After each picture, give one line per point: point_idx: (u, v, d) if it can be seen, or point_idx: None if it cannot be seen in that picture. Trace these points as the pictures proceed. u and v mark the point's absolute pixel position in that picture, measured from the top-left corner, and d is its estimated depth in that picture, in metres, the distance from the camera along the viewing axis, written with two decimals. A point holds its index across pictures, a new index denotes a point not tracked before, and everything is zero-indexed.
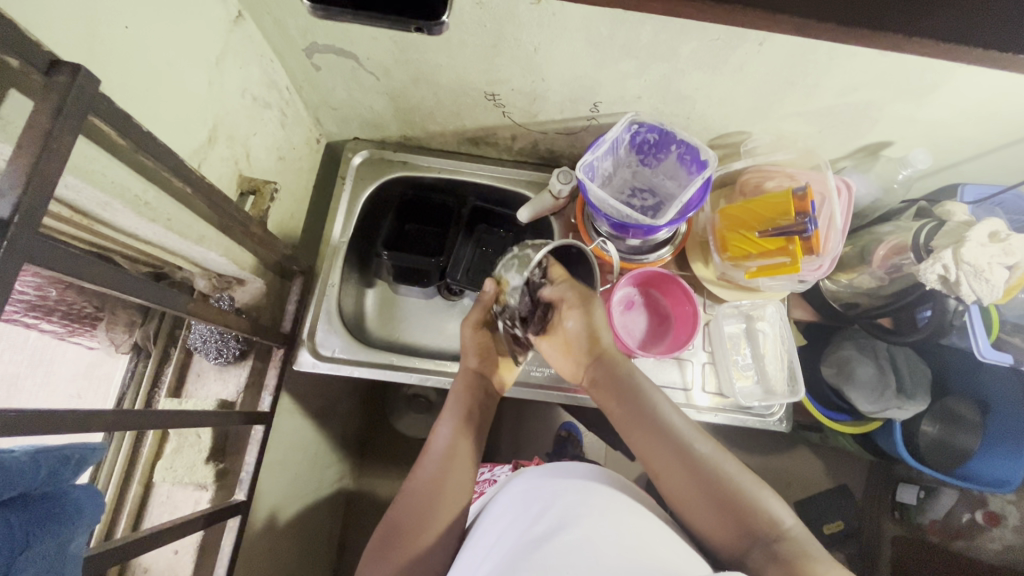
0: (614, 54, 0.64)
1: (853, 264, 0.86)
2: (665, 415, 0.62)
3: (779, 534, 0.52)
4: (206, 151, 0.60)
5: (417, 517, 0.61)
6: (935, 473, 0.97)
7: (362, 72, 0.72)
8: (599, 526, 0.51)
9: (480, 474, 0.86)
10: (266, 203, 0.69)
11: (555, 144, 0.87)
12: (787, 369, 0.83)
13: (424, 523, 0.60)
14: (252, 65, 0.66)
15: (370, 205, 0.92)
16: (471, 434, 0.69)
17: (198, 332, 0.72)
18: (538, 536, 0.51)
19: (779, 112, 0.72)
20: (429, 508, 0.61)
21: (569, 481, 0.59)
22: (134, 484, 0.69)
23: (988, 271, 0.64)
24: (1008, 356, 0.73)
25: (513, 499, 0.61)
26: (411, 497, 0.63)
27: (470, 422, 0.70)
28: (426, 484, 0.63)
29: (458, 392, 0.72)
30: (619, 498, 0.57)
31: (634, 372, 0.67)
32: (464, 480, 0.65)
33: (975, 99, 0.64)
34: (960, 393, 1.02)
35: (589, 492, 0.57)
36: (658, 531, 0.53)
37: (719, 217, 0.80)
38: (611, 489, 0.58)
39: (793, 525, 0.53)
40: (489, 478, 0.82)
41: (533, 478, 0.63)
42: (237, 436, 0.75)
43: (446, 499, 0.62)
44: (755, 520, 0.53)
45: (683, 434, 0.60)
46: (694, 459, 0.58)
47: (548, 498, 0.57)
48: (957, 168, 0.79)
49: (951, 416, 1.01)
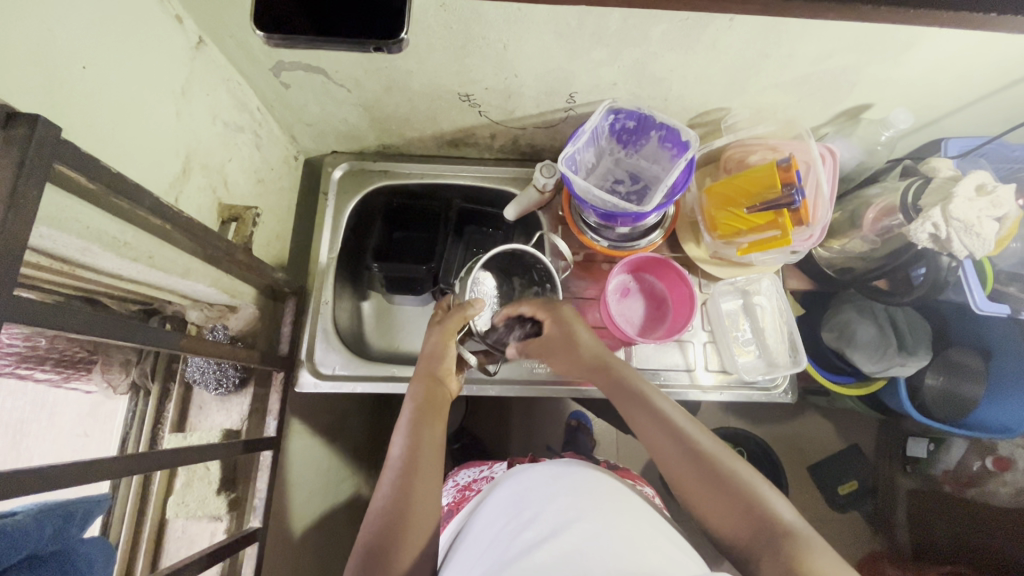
0: (585, 43, 0.63)
1: (844, 230, 0.85)
2: (675, 417, 0.62)
3: (785, 529, 0.51)
4: (182, 184, 0.58)
5: (388, 537, 0.57)
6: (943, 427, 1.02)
7: (332, 86, 0.72)
8: (588, 531, 0.51)
9: (478, 474, 0.87)
10: (249, 229, 0.67)
11: (535, 139, 0.86)
12: (787, 340, 0.83)
13: (396, 543, 0.57)
14: (219, 89, 0.65)
15: (356, 218, 0.91)
16: (427, 434, 0.66)
17: (196, 365, 0.71)
18: (527, 543, 0.51)
19: (755, 86, 0.71)
20: (399, 522, 0.58)
21: (559, 483, 0.59)
22: (149, 523, 0.68)
23: (978, 225, 0.65)
24: (1004, 307, 0.74)
25: (502, 504, 0.61)
26: (378, 511, 0.60)
27: (426, 419, 0.68)
28: (389, 502, 0.60)
29: (415, 400, 0.70)
30: (607, 500, 0.57)
31: (642, 380, 0.67)
32: (431, 485, 0.62)
33: (952, 53, 0.63)
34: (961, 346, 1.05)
35: (578, 496, 0.57)
36: (648, 534, 0.53)
37: (706, 196, 0.79)
38: (598, 490, 0.59)
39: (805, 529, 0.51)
40: (487, 476, 0.83)
41: (517, 483, 0.63)
42: (247, 463, 0.74)
43: (416, 508, 0.60)
44: (763, 518, 0.52)
45: (690, 434, 0.60)
46: (705, 461, 0.57)
47: (538, 502, 0.57)
48: (940, 124, 0.79)
49: (954, 368, 1.05)
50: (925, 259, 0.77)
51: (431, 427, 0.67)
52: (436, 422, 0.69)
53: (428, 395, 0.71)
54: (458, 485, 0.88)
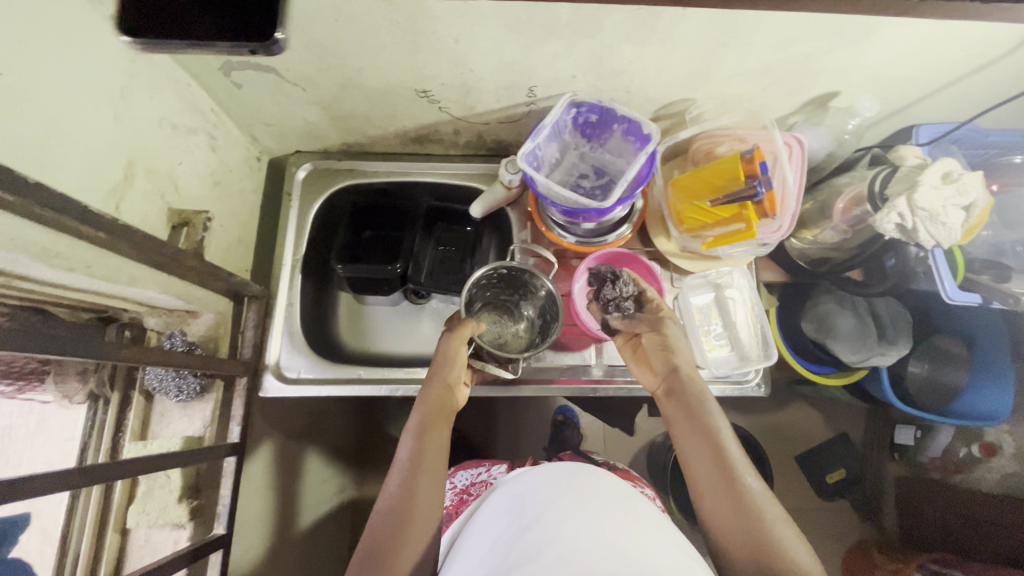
0: (538, 36, 0.61)
1: (815, 220, 0.84)
2: (727, 445, 0.61)
3: None
4: (123, 190, 0.57)
5: (389, 539, 0.57)
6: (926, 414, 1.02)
7: (286, 85, 0.70)
8: (591, 533, 0.50)
9: (477, 476, 0.86)
10: (200, 234, 0.67)
11: (501, 134, 0.85)
12: (758, 336, 0.83)
13: (397, 544, 0.57)
14: (165, 91, 0.63)
15: (322, 218, 0.90)
16: (434, 439, 0.66)
17: (153, 373, 0.70)
18: (529, 543, 0.51)
19: (718, 76, 0.69)
20: (401, 524, 0.58)
21: (563, 485, 0.59)
22: (109, 533, 0.67)
23: (943, 214, 0.64)
24: (974, 297, 0.74)
25: (510, 502, 0.61)
26: (384, 509, 0.60)
27: (434, 424, 0.67)
28: (395, 503, 0.60)
29: (425, 405, 0.69)
30: (615, 503, 0.57)
31: (704, 394, 0.67)
32: (433, 487, 0.62)
33: (915, 38, 0.62)
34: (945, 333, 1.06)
35: (583, 497, 0.56)
36: (655, 537, 0.53)
37: (673, 189, 0.78)
38: (606, 493, 0.58)
39: None
40: (485, 480, 0.83)
41: (528, 482, 0.63)
42: (210, 470, 0.74)
43: (419, 511, 0.60)
44: (782, 569, 0.52)
45: (737, 465, 0.60)
46: (743, 498, 0.57)
47: (540, 504, 0.57)
48: (910, 110, 0.77)
49: (938, 355, 1.06)
50: (895, 249, 0.77)
51: (439, 432, 0.67)
52: (444, 429, 0.68)
53: (439, 402, 0.70)
54: (455, 488, 0.87)
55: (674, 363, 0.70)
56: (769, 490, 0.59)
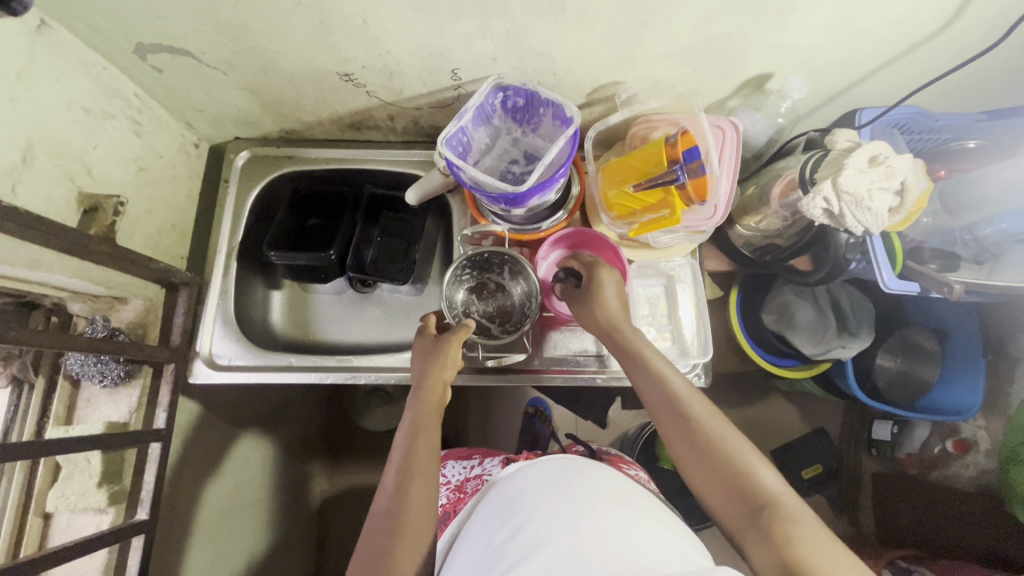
0: (446, 15, 0.60)
1: (755, 207, 0.81)
2: (672, 382, 0.60)
3: (766, 492, 0.52)
4: (22, 173, 0.57)
5: (385, 542, 0.56)
6: (889, 407, 1.00)
7: (206, 68, 0.70)
8: (587, 531, 0.51)
9: (470, 470, 0.85)
10: (110, 219, 0.65)
11: (436, 119, 0.83)
12: (701, 328, 0.81)
13: (393, 545, 0.55)
14: (73, 73, 0.62)
15: (261, 206, 0.89)
16: (426, 432, 0.64)
17: (75, 358, 0.71)
18: (523, 547, 0.51)
19: (643, 56, 0.67)
20: (396, 523, 0.57)
21: (552, 482, 0.60)
22: (30, 515, 0.68)
23: (868, 198, 0.61)
24: (914, 286, 0.73)
25: (498, 498, 0.62)
26: (379, 511, 0.59)
27: (427, 419, 0.65)
28: (389, 505, 0.59)
29: (413, 402, 0.67)
30: (607, 496, 0.57)
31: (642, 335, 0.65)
32: (429, 482, 0.61)
33: (835, 16, 0.59)
34: (919, 325, 1.05)
35: (572, 494, 0.57)
36: (651, 528, 0.54)
37: (603, 176, 0.76)
38: (598, 488, 0.59)
39: (786, 492, 0.52)
40: (480, 475, 0.81)
41: (520, 478, 0.63)
42: (137, 456, 0.74)
43: (414, 508, 0.58)
44: (746, 488, 0.52)
45: (682, 397, 0.59)
46: (694, 429, 0.57)
47: (531, 503, 0.57)
48: (851, 93, 0.75)
49: (911, 349, 1.04)
50: (828, 239, 0.75)
51: (430, 425, 0.65)
52: (435, 421, 0.66)
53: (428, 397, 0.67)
54: (450, 485, 0.85)
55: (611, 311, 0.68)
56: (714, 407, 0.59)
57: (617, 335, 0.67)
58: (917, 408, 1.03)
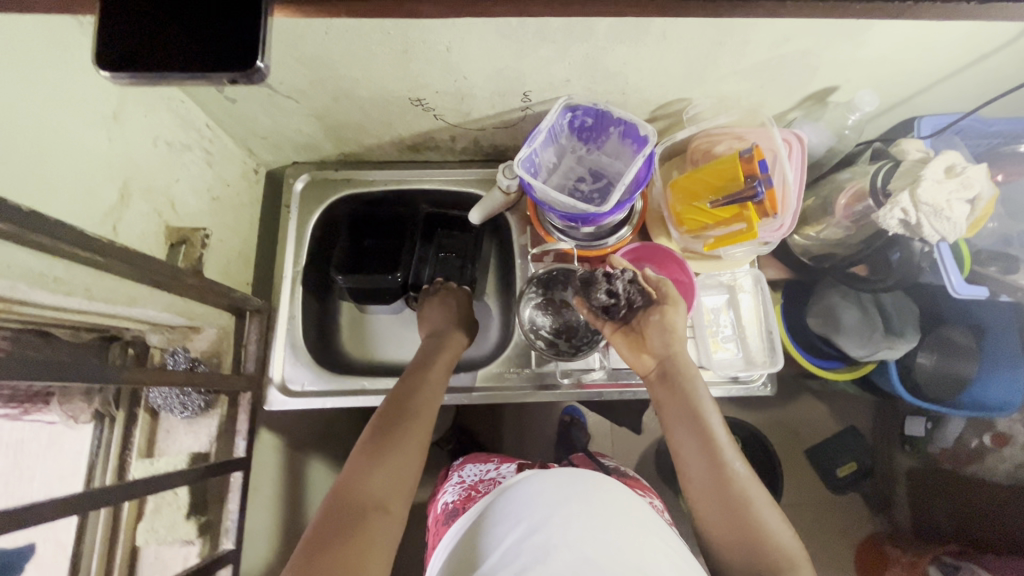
0: (531, 42, 0.60)
1: (817, 216, 0.83)
2: (718, 434, 0.62)
3: (776, 554, 0.55)
4: (120, 211, 0.57)
5: (389, 441, 0.62)
6: (937, 406, 1.00)
7: (279, 98, 0.70)
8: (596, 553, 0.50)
9: (484, 473, 0.78)
10: (198, 251, 0.67)
11: (497, 139, 0.84)
12: (766, 339, 0.83)
13: (394, 446, 0.61)
14: (158, 109, 0.63)
15: (321, 230, 0.90)
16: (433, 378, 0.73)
17: (158, 392, 0.72)
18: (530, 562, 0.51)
19: (715, 74, 0.68)
20: (397, 435, 0.63)
21: (567, 488, 0.58)
22: (120, 550, 0.68)
23: (948, 209, 0.62)
24: (983, 289, 0.72)
25: (508, 501, 0.59)
26: (379, 427, 0.64)
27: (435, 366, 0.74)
28: (389, 422, 0.64)
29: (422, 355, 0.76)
30: (615, 508, 0.56)
31: (696, 380, 0.67)
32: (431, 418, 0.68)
33: (913, 32, 0.60)
34: (953, 321, 1.04)
35: (586, 506, 0.56)
36: (655, 550, 0.53)
37: (672, 191, 0.77)
38: (608, 498, 0.58)
39: (793, 555, 0.56)
40: (494, 478, 0.74)
41: (534, 481, 0.60)
42: (218, 485, 0.75)
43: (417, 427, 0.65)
44: (758, 545, 0.56)
45: (722, 450, 0.61)
46: (724, 482, 0.59)
47: (544, 512, 0.55)
48: (911, 102, 0.76)
49: (946, 345, 1.03)
50: (900, 244, 0.76)
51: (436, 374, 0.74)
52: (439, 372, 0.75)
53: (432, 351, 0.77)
54: (464, 484, 0.78)
55: (670, 345, 0.68)
56: (753, 474, 0.61)
57: (674, 370, 0.68)
58: (955, 404, 1.03)
